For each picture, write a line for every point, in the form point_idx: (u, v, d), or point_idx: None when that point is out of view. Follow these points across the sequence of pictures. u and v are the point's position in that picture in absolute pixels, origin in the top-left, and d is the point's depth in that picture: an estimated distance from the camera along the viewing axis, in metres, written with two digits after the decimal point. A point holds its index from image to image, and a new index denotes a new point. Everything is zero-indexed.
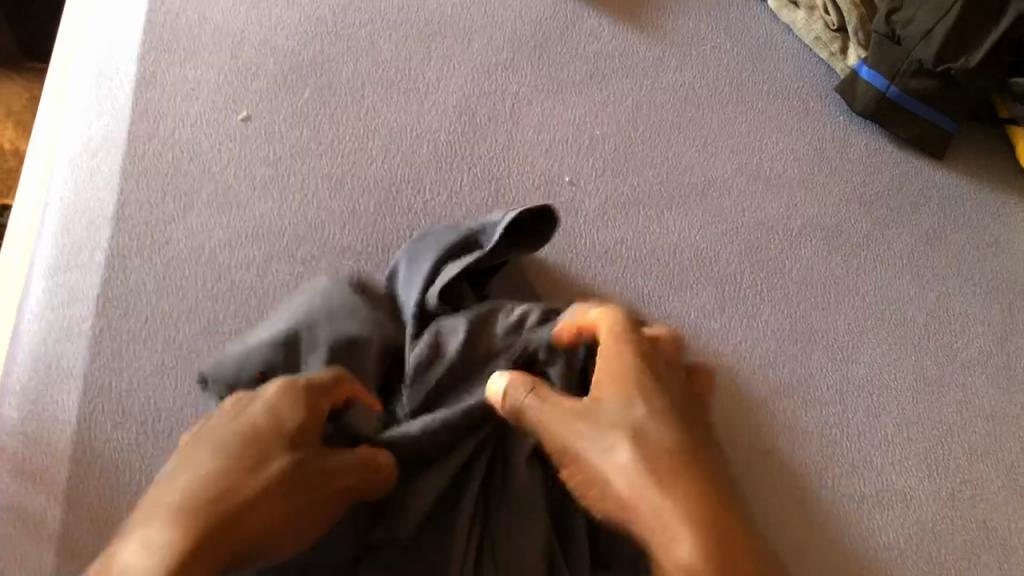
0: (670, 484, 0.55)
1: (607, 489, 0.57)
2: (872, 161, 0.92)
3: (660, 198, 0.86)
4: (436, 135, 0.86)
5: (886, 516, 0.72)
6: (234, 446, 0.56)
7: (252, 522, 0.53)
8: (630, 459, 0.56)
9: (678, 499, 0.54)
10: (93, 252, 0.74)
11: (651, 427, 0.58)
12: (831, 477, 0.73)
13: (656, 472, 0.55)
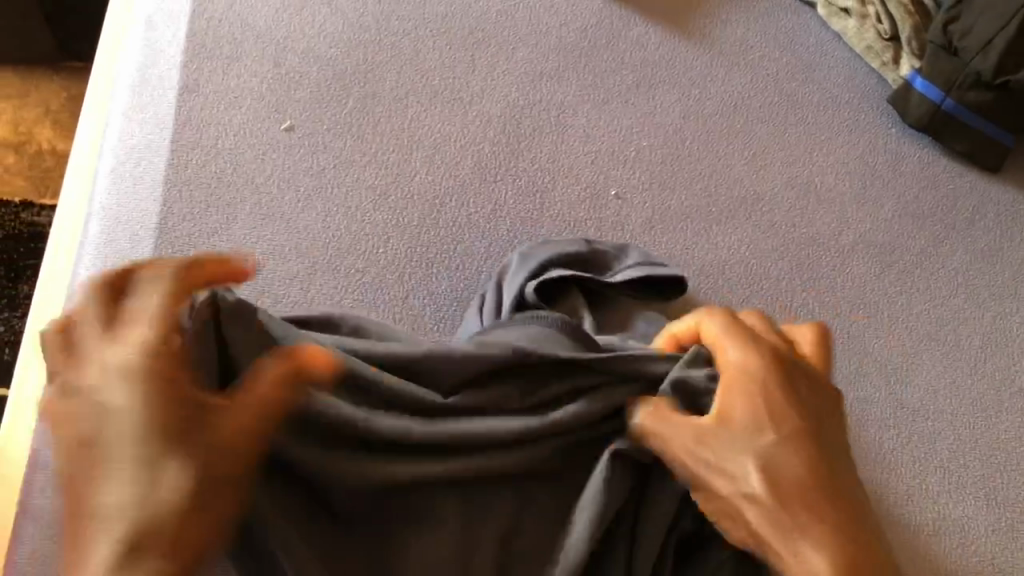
0: (805, 524, 0.55)
1: (743, 520, 0.56)
2: (926, 175, 0.90)
3: (708, 213, 0.84)
4: (480, 146, 0.84)
5: (943, 550, 0.70)
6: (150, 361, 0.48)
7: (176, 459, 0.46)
8: (765, 490, 0.55)
9: (818, 536, 0.54)
10: (136, 264, 0.73)
11: (790, 454, 0.57)
12: (888, 504, 0.71)
13: (793, 504, 0.55)
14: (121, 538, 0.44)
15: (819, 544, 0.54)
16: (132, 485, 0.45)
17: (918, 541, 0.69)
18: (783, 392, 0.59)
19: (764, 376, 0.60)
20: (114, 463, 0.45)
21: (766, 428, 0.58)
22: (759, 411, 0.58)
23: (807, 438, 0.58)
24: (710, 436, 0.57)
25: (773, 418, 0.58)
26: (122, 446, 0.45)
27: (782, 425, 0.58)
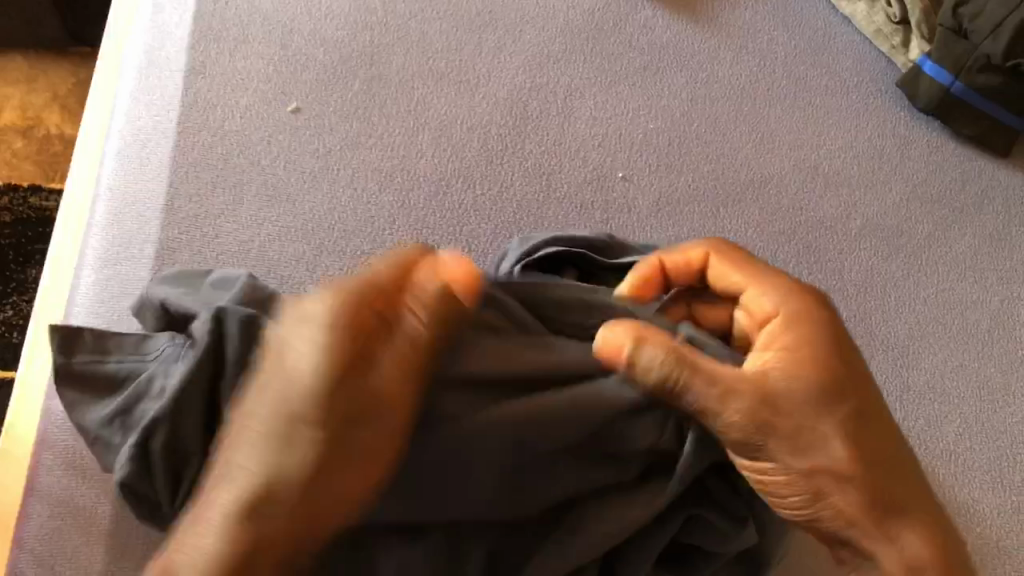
0: (891, 488, 0.56)
1: (829, 501, 0.56)
2: (935, 159, 0.89)
3: (714, 196, 0.84)
4: (487, 129, 0.84)
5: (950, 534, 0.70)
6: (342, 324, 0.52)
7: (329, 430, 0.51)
8: (848, 476, 0.56)
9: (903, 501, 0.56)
10: (143, 245, 0.74)
11: (863, 420, 0.57)
12: None
13: (880, 492, 0.56)
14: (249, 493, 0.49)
15: (915, 527, 0.56)
16: (274, 442, 0.50)
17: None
18: (841, 360, 0.58)
19: (818, 345, 0.58)
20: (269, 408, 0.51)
21: (836, 404, 0.57)
22: (827, 385, 0.57)
23: (873, 418, 0.57)
24: (780, 414, 0.56)
25: (842, 394, 0.57)
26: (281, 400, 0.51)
27: (849, 403, 0.57)
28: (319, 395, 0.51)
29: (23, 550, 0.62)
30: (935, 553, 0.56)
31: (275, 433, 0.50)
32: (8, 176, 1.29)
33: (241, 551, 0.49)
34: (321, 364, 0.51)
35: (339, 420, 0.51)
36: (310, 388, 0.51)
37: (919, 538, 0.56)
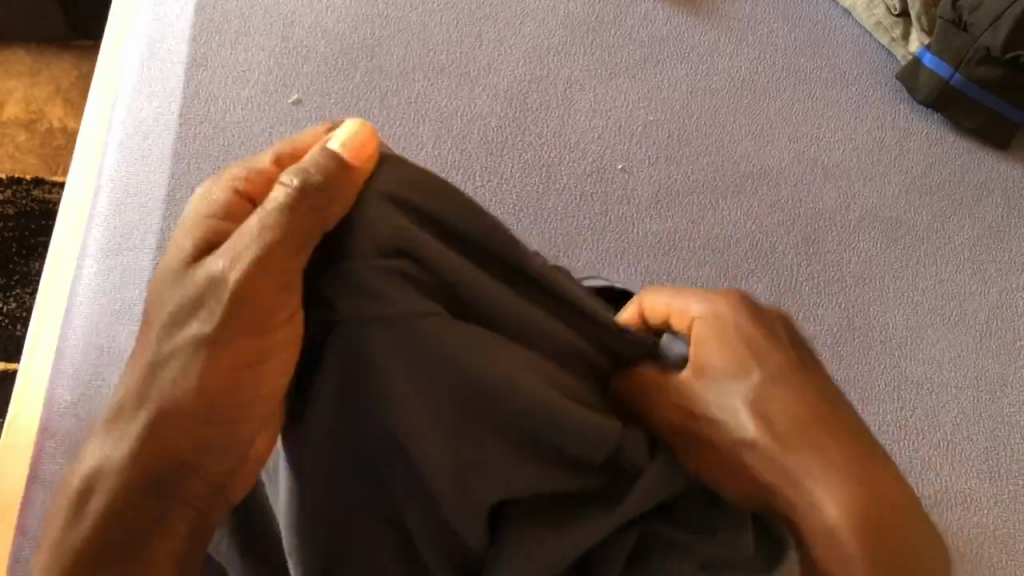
0: (808, 449, 0.50)
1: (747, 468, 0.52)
2: (934, 151, 0.89)
3: (714, 187, 0.84)
4: (486, 121, 0.84)
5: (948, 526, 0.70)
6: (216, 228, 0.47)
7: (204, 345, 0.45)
8: (757, 448, 0.52)
9: (829, 465, 0.50)
10: (145, 236, 0.74)
11: (783, 390, 0.53)
12: None
13: (797, 472, 0.51)
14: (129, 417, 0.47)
15: (837, 490, 0.49)
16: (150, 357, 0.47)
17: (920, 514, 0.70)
18: (767, 338, 0.55)
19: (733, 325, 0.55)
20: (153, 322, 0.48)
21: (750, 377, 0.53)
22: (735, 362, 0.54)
23: (795, 391, 0.53)
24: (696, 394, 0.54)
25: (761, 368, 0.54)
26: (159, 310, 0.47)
27: (766, 376, 0.53)
28: (180, 306, 0.46)
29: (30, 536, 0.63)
30: (848, 535, 0.49)
31: (145, 347, 0.48)
32: (12, 169, 1.30)
33: (102, 481, 0.47)
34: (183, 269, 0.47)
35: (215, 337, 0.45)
36: (178, 292, 0.47)
37: (837, 520, 0.49)
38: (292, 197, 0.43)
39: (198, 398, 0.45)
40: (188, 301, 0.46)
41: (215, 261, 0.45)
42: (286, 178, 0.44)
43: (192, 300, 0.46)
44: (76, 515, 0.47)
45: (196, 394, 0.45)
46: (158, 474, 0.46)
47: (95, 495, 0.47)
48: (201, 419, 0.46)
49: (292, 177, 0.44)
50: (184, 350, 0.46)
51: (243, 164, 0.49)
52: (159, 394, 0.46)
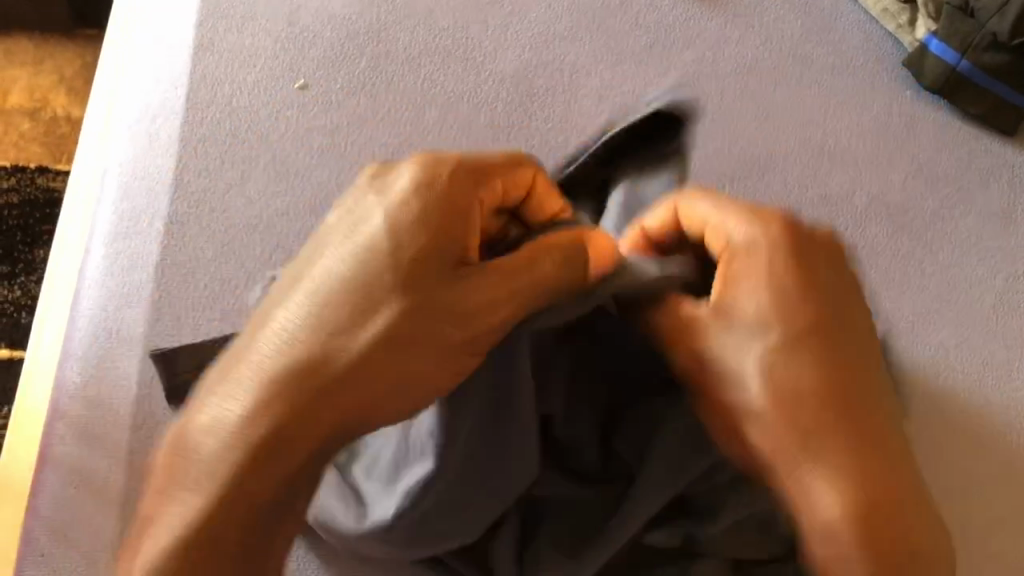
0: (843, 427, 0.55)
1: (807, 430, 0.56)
2: (940, 136, 0.89)
3: (721, 173, 0.84)
4: (493, 106, 0.84)
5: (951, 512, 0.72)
6: (418, 232, 0.56)
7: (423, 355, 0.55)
8: (797, 432, 0.55)
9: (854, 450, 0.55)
10: (152, 219, 0.74)
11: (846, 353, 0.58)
12: None
13: (834, 440, 0.55)
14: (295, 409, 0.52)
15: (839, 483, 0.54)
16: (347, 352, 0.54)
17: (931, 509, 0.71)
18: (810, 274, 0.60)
19: (790, 260, 0.59)
20: (335, 306, 0.55)
21: (810, 352, 0.57)
22: (796, 328, 0.58)
23: (860, 383, 0.56)
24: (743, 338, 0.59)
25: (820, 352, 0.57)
26: (350, 300, 0.55)
27: (829, 352, 0.57)
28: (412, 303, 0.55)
29: (37, 516, 0.62)
30: (837, 487, 0.54)
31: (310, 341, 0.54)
32: (16, 157, 1.29)
33: (311, 428, 0.53)
34: (436, 267, 0.56)
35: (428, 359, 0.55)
36: (367, 304, 0.54)
37: (848, 533, 0.53)
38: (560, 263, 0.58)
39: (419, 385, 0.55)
40: (441, 309, 0.55)
41: (478, 279, 0.56)
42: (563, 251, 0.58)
43: (440, 313, 0.55)
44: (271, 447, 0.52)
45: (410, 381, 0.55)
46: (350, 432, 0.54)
47: (293, 442, 0.52)
48: (403, 400, 0.55)
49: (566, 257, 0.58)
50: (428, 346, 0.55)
51: (471, 163, 0.59)
52: (382, 376, 0.54)
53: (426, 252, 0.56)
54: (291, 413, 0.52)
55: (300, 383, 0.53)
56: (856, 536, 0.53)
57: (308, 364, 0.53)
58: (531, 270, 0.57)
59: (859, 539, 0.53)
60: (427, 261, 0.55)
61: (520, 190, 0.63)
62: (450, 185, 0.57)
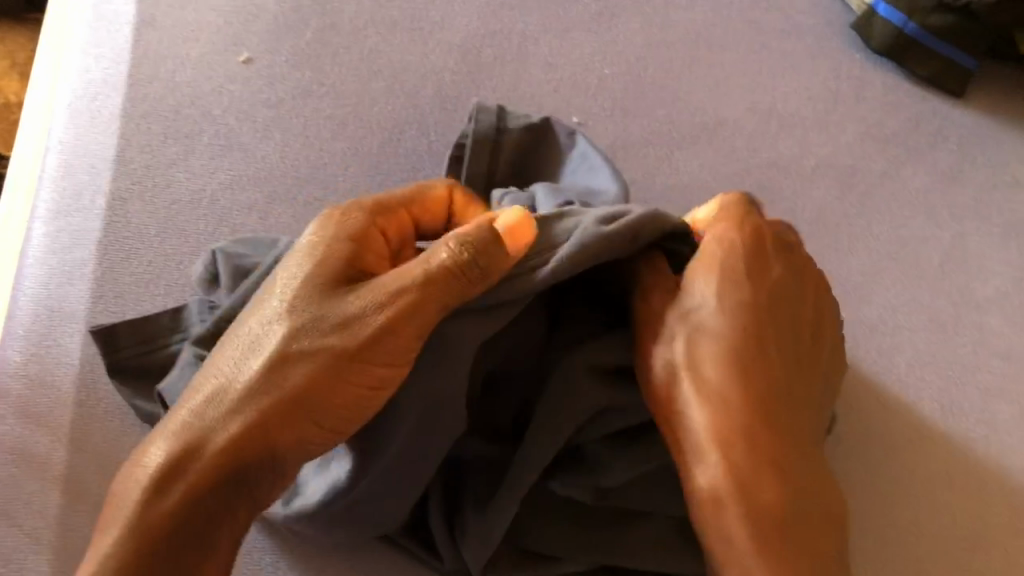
0: (771, 418, 0.55)
1: (732, 419, 0.55)
2: (887, 99, 0.90)
3: (671, 139, 0.84)
4: (441, 75, 0.84)
5: (916, 471, 0.69)
6: (321, 272, 0.55)
7: (331, 389, 0.53)
8: (712, 403, 0.55)
9: (776, 442, 0.55)
10: (94, 196, 0.73)
11: (781, 344, 0.59)
12: (851, 428, 0.70)
13: (759, 437, 0.54)
14: (195, 448, 0.51)
15: (759, 476, 0.54)
16: (244, 388, 0.52)
17: (900, 469, 0.69)
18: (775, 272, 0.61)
19: (760, 253, 0.61)
20: (238, 349, 0.54)
21: (754, 336, 0.58)
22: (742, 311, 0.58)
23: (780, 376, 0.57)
24: (688, 308, 0.59)
25: (764, 340, 0.58)
26: (252, 341, 0.54)
27: (759, 339, 0.58)
28: (300, 320, 0.54)
29: None
30: (750, 476, 0.53)
31: (211, 382, 0.53)
32: None
33: (203, 458, 0.51)
34: (320, 286, 0.55)
35: (331, 390, 0.53)
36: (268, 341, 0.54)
37: (736, 511, 0.53)
38: (459, 262, 0.53)
39: (315, 396, 0.52)
40: (328, 321, 0.54)
41: (365, 292, 0.54)
42: (455, 247, 0.54)
43: (328, 327, 0.53)
44: (166, 476, 0.50)
45: (308, 394, 0.52)
46: (253, 459, 0.51)
47: (186, 471, 0.50)
48: (306, 417, 0.52)
49: (457, 252, 0.54)
50: (317, 356, 0.53)
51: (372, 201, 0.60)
52: (271, 392, 0.52)
53: (320, 278, 0.55)
54: (187, 448, 0.51)
55: (197, 427, 0.51)
56: (751, 524, 0.53)
57: (202, 391, 0.53)
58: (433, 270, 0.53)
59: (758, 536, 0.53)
60: (330, 296, 0.54)
61: (434, 218, 0.63)
62: (341, 218, 0.58)
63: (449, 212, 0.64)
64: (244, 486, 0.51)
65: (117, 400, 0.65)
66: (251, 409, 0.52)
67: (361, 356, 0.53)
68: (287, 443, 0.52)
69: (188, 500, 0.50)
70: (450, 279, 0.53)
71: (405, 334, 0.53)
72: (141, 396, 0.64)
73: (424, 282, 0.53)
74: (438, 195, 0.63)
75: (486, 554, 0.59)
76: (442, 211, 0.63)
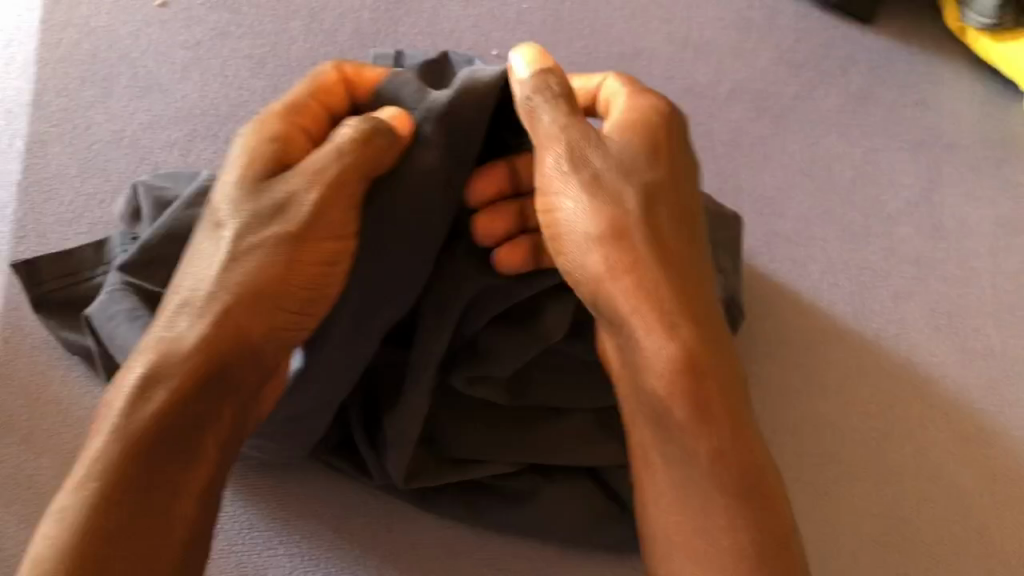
0: (698, 288, 0.53)
1: (678, 290, 0.52)
2: (800, 25, 0.91)
3: (590, 69, 0.85)
4: (359, 14, 0.84)
5: (829, 373, 0.71)
6: (253, 177, 0.53)
7: (291, 275, 0.52)
8: (651, 274, 0.52)
9: (709, 314, 0.53)
10: (12, 140, 0.73)
11: (694, 214, 0.56)
12: (768, 334, 0.73)
13: (695, 308, 0.52)
14: (171, 359, 0.49)
15: (709, 346, 0.51)
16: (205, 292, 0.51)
17: (815, 370, 0.71)
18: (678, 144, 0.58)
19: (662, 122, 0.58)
20: (189, 263, 0.53)
21: (674, 204, 0.55)
22: (677, 193, 0.55)
23: (694, 246, 0.55)
24: (620, 171, 0.54)
25: (684, 213, 0.55)
26: (202, 253, 0.53)
27: (676, 210, 0.55)
28: (240, 219, 0.52)
29: None
30: (703, 346, 0.51)
31: (173, 299, 0.51)
32: None
33: (178, 368, 0.49)
34: (249, 183, 0.53)
35: (291, 274, 0.52)
36: (214, 248, 0.52)
37: (707, 382, 0.50)
38: (365, 132, 0.52)
39: (272, 282, 0.51)
40: (263, 214, 0.52)
41: (289, 178, 0.53)
42: (356, 121, 0.53)
43: (271, 219, 0.52)
44: (146, 390, 0.48)
45: (268, 282, 0.51)
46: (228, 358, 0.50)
47: (163, 387, 0.48)
48: (271, 307, 0.51)
49: (358, 125, 0.53)
50: (264, 246, 0.52)
51: (279, 103, 0.57)
52: (228, 291, 0.51)
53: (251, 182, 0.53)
54: (161, 361, 0.49)
55: (167, 340, 0.50)
56: (719, 393, 0.51)
57: (166, 311, 0.51)
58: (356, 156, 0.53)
59: (723, 401, 0.51)
60: (264, 195, 0.53)
61: (339, 102, 0.60)
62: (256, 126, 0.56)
63: (350, 91, 0.60)
64: (224, 386, 0.51)
65: (43, 335, 0.66)
66: (212, 310, 0.50)
67: (312, 236, 0.52)
68: (256, 333, 0.51)
69: (174, 411, 0.48)
70: (368, 152, 0.53)
71: (338, 209, 0.53)
72: (67, 329, 0.65)
73: (340, 157, 0.52)
74: (332, 79, 0.59)
75: (407, 463, 0.61)
76: (342, 92, 0.60)
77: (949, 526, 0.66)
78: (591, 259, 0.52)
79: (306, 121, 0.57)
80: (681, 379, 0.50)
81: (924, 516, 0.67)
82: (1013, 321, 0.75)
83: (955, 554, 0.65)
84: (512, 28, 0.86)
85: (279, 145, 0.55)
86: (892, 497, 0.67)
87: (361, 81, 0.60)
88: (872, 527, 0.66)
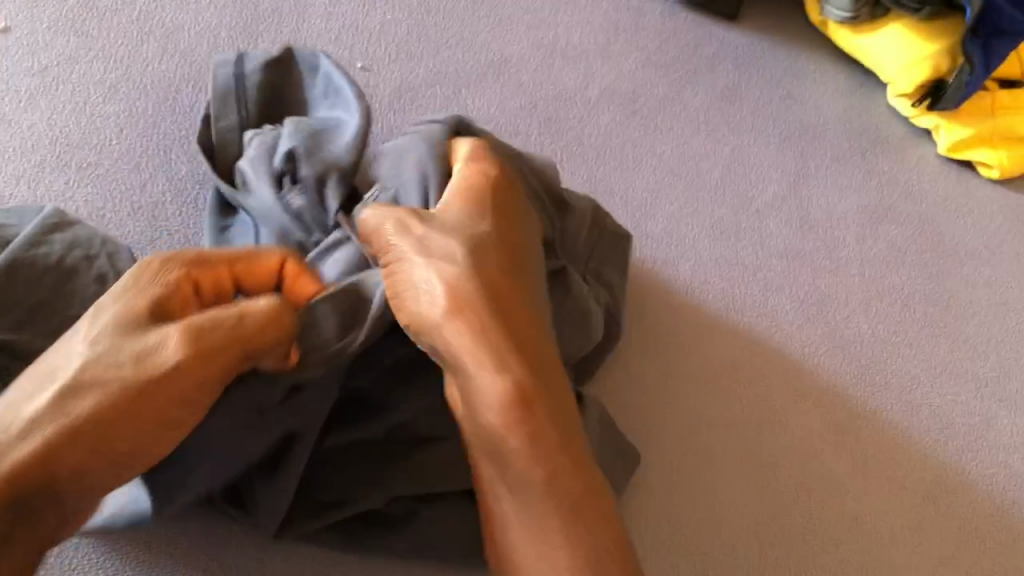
0: (533, 331, 0.53)
1: (515, 334, 0.52)
2: (666, 26, 0.91)
3: (457, 78, 0.84)
4: (216, 32, 0.82)
5: (710, 376, 0.71)
6: (135, 313, 0.50)
7: (126, 428, 0.48)
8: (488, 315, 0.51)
9: (546, 355, 0.53)
10: None
11: (531, 267, 0.57)
12: (646, 335, 0.73)
13: (528, 346, 0.52)
14: None
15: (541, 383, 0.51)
16: (39, 415, 0.46)
17: (692, 372, 0.71)
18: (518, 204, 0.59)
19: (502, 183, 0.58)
20: (38, 374, 0.48)
21: (509, 257, 0.55)
22: (512, 248, 0.56)
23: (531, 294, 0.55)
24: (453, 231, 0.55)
25: (521, 267, 0.55)
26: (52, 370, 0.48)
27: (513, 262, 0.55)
28: (97, 355, 0.48)
29: None
30: (537, 383, 0.51)
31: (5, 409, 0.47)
32: None
33: None
34: (125, 322, 0.49)
35: (127, 429, 0.48)
36: (62, 370, 0.48)
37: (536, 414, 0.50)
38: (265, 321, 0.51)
39: (108, 428, 0.47)
40: (124, 356, 0.48)
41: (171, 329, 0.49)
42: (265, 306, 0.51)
43: (129, 365, 0.48)
44: None
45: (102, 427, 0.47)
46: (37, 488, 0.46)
47: None
48: (101, 451, 0.47)
49: (265, 311, 0.51)
50: (109, 391, 0.47)
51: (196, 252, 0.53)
52: (59, 419, 0.46)
53: (130, 321, 0.49)
54: None
55: None
56: (548, 426, 0.50)
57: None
58: (240, 338, 0.50)
59: (551, 435, 0.50)
60: (137, 337, 0.49)
61: (259, 286, 0.56)
62: (160, 263, 0.52)
63: (279, 283, 0.57)
64: (23, 516, 0.46)
65: None
66: (39, 437, 0.46)
67: (162, 395, 0.48)
68: (70, 472, 0.46)
69: None
70: (260, 338, 0.51)
71: (204, 374, 0.49)
72: None
73: (234, 327, 0.50)
74: (268, 262, 0.56)
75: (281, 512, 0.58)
76: (269, 278, 0.56)
77: (821, 513, 0.67)
78: (429, 306, 0.52)
79: (209, 281, 0.54)
80: (518, 415, 0.49)
81: (795, 515, 0.67)
82: (879, 307, 0.76)
83: (832, 540, 0.66)
84: (377, 40, 0.85)
85: (171, 298, 0.51)
86: (767, 490, 0.67)
87: (296, 284, 0.57)
88: (749, 527, 0.66)
